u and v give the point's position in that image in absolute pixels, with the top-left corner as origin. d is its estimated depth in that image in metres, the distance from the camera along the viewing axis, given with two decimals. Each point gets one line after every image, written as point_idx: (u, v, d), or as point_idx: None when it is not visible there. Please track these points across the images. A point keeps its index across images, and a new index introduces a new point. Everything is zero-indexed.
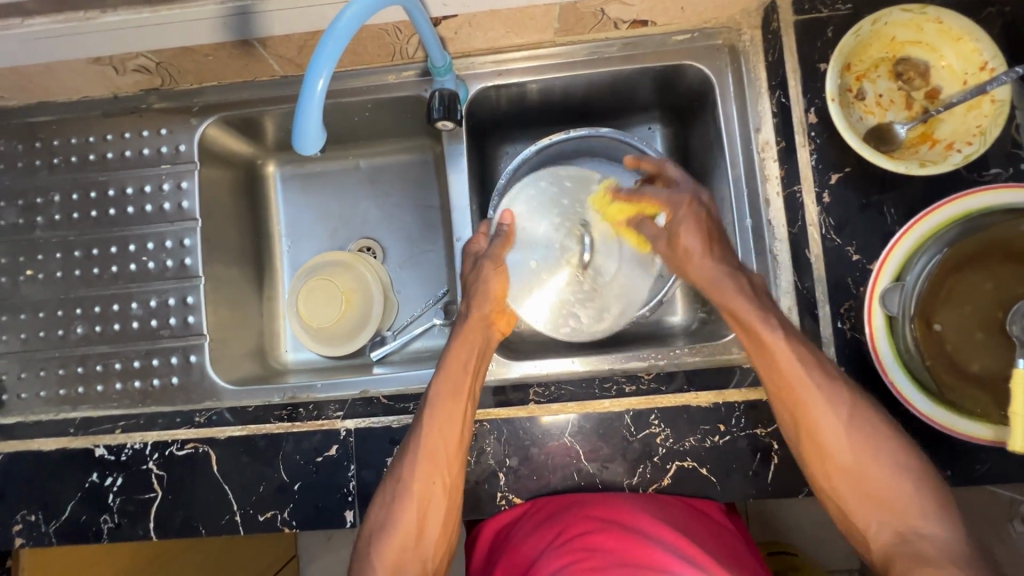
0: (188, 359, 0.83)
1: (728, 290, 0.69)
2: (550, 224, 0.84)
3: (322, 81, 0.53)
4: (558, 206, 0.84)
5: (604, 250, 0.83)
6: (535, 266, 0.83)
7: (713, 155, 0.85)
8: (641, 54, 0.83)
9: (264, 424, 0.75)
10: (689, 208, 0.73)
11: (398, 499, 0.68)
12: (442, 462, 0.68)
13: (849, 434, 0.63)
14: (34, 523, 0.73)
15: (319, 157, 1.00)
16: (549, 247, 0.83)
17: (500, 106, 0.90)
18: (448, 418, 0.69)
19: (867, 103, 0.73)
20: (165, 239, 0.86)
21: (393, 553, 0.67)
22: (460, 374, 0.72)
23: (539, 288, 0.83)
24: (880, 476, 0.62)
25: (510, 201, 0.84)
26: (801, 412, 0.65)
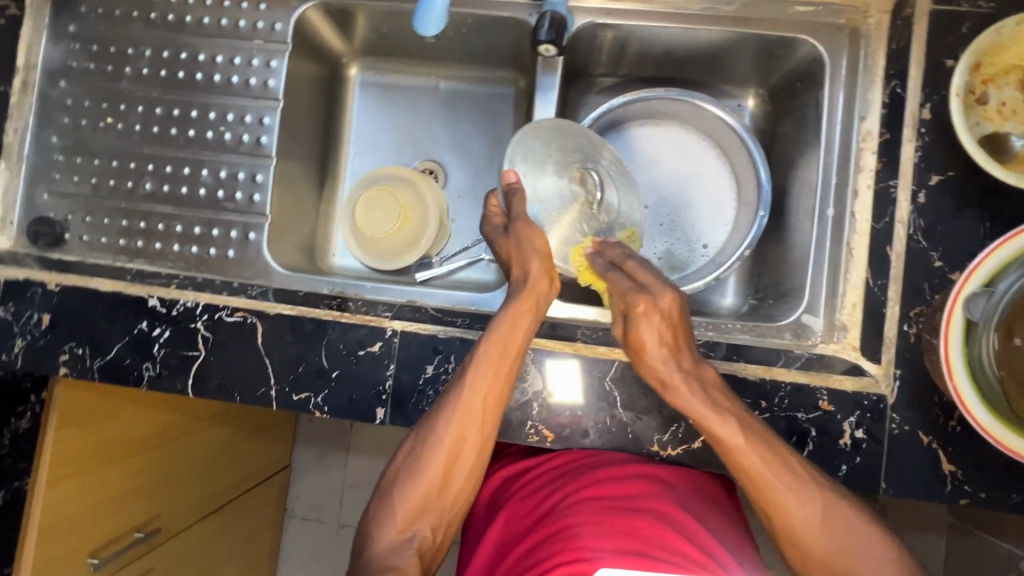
0: (247, 236, 0.83)
1: (687, 398, 0.64)
2: (555, 174, 0.79)
3: None
4: (551, 156, 0.79)
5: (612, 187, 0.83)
6: (556, 214, 0.78)
7: (807, 138, 0.83)
8: (757, 19, 0.81)
9: (313, 308, 0.75)
10: (645, 306, 0.63)
11: (427, 447, 0.68)
12: (479, 418, 0.68)
13: (821, 524, 0.62)
14: (79, 357, 0.75)
15: (402, 69, 1.02)
16: (563, 195, 0.79)
17: (599, 46, 0.88)
18: (492, 383, 0.67)
19: (988, 108, 0.70)
20: (245, 113, 0.84)
21: (416, 496, 0.68)
22: (507, 336, 0.67)
23: (557, 224, 0.78)
24: (811, 533, 0.62)
25: (511, 158, 0.76)
26: (769, 504, 0.63)
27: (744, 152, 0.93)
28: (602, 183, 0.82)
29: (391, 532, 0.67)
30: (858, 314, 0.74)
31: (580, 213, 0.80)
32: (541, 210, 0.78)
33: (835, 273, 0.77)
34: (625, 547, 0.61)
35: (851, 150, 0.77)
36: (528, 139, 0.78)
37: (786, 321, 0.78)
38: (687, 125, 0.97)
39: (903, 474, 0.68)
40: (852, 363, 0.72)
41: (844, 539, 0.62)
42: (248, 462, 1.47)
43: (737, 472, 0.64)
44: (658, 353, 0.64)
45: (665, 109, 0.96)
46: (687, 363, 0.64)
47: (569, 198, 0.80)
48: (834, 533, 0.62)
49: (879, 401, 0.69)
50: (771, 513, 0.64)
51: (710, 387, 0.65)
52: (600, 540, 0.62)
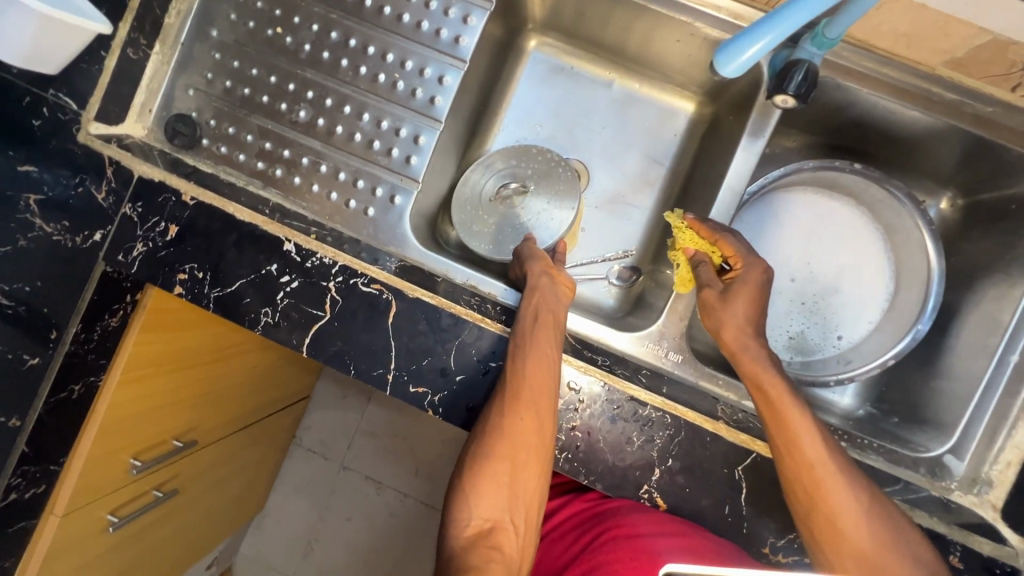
0: (392, 198, 0.77)
1: (755, 365, 0.66)
2: (527, 209, 0.85)
3: (753, 49, 0.57)
4: (473, 208, 0.86)
5: (510, 171, 0.86)
6: (548, 215, 0.84)
7: (1010, 271, 0.76)
8: (1010, 130, 0.73)
9: (454, 303, 0.70)
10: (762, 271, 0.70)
11: (483, 443, 0.63)
12: (527, 399, 0.63)
13: (865, 524, 0.60)
14: (198, 281, 0.70)
15: (583, 56, 0.94)
16: (533, 215, 0.85)
17: (817, 103, 0.80)
18: (538, 360, 0.64)
19: None
20: (425, 66, 0.76)
21: (482, 488, 0.62)
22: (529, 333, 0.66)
23: (564, 219, 0.83)
24: (850, 518, 0.60)
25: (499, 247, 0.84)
26: (819, 498, 0.61)
27: (922, 262, 0.84)
28: (523, 176, 0.85)
29: (464, 537, 0.61)
30: (1010, 475, 0.70)
31: (545, 198, 0.84)
32: (551, 218, 0.83)
33: (997, 425, 0.72)
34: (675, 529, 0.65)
35: None
36: (461, 220, 0.86)
37: (925, 455, 0.74)
38: (863, 210, 0.90)
39: None
40: (990, 522, 0.68)
41: (890, 545, 0.59)
42: (280, 390, 1.45)
43: (792, 460, 0.62)
44: (738, 318, 0.68)
45: (851, 187, 0.89)
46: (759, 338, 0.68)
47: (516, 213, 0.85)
48: (873, 520, 0.60)
49: (1011, 573, 0.66)
50: (820, 506, 0.61)
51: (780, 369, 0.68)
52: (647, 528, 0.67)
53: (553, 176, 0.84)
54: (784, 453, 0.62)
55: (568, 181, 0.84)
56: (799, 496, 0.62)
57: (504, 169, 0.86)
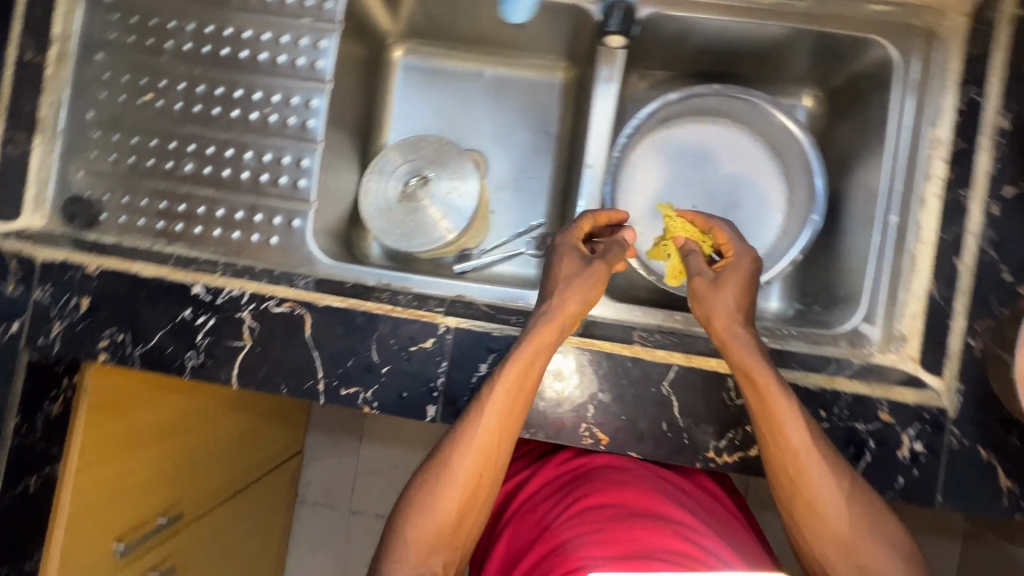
0: (291, 223, 0.80)
1: (749, 355, 0.64)
2: (434, 196, 0.94)
3: None
4: (387, 209, 0.94)
5: (408, 167, 0.95)
6: (455, 195, 0.94)
7: (872, 142, 0.81)
8: (828, 17, 0.79)
9: (364, 301, 0.73)
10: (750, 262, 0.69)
11: (441, 483, 0.64)
12: (490, 445, 0.65)
13: (848, 515, 0.61)
14: (119, 343, 0.72)
15: (448, 54, 0.99)
16: (441, 200, 0.94)
17: (660, 38, 0.85)
18: (509, 410, 0.65)
19: None
20: (291, 95, 0.81)
21: (426, 531, 0.64)
22: (527, 373, 0.65)
23: (470, 193, 0.93)
24: (831, 507, 0.62)
25: (422, 238, 0.93)
26: (805, 491, 0.62)
27: (800, 156, 0.90)
28: (421, 169, 0.95)
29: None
30: (918, 325, 0.73)
31: (446, 181, 0.94)
32: (460, 198, 0.93)
33: (896, 283, 0.75)
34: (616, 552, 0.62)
35: (919, 158, 0.74)
36: (380, 225, 0.94)
37: (842, 329, 0.77)
38: (740, 125, 0.95)
39: (959, 489, 0.68)
40: (912, 374, 0.71)
41: (868, 534, 0.61)
42: (270, 448, 1.45)
43: (777, 445, 0.63)
44: (730, 308, 0.67)
45: (719, 107, 0.93)
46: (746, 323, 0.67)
47: (425, 203, 0.94)
48: (852, 509, 0.62)
49: (940, 414, 0.68)
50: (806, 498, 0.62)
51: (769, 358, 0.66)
52: (592, 547, 0.64)
53: (445, 158, 0.94)
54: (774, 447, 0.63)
55: (457, 153, 0.95)
56: (785, 483, 0.63)
57: (403, 166, 0.94)
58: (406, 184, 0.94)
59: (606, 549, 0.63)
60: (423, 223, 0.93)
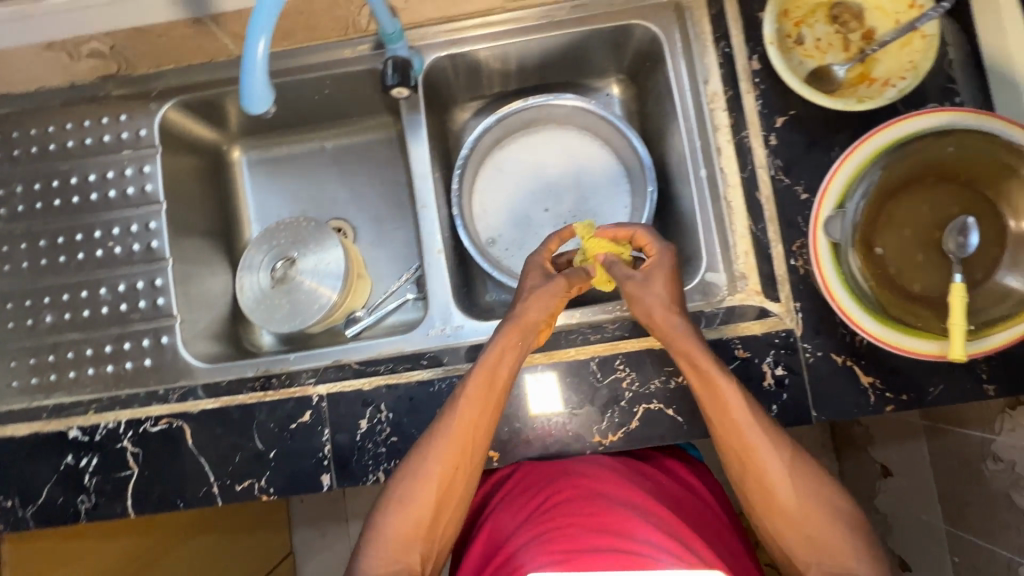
0: (160, 341, 0.83)
1: (688, 338, 0.67)
2: (305, 272, 0.97)
3: (262, 46, 0.55)
4: (265, 300, 0.97)
5: (271, 255, 0.98)
6: (322, 265, 0.97)
7: (668, 111, 0.87)
8: (591, 17, 0.86)
9: (237, 395, 0.76)
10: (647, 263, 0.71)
11: (415, 480, 0.66)
12: (461, 441, 0.67)
13: (792, 484, 0.65)
14: (10, 508, 0.73)
15: (285, 141, 1.04)
16: (311, 274, 0.97)
17: (459, 75, 0.92)
18: (482, 409, 0.67)
19: (806, 47, 0.75)
20: (130, 223, 0.85)
21: (403, 529, 0.65)
22: (499, 362, 0.68)
23: (335, 258, 0.97)
24: (776, 477, 0.65)
25: (306, 316, 0.95)
26: (750, 465, 0.66)
27: (622, 138, 0.97)
28: (284, 252, 0.98)
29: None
30: (752, 261, 0.77)
31: (310, 254, 0.97)
32: (328, 265, 0.96)
33: (722, 228, 0.80)
34: (562, 551, 0.62)
35: (704, 113, 0.81)
36: (263, 317, 0.96)
37: (693, 283, 0.80)
38: (565, 126, 1.01)
39: (828, 399, 0.72)
40: (759, 307, 0.75)
41: (811, 499, 0.65)
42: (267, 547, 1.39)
43: (719, 423, 0.66)
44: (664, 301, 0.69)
45: (539, 117, 1.00)
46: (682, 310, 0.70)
47: (298, 281, 0.97)
48: (799, 487, 0.65)
49: (789, 335, 0.73)
50: (750, 473, 0.66)
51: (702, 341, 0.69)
52: (538, 551, 0.63)
53: (303, 237, 0.98)
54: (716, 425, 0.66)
55: (312, 225, 0.99)
56: (734, 463, 0.67)
57: (265, 255, 0.98)
58: (274, 270, 0.97)
59: (547, 552, 0.63)
60: (303, 301, 0.96)
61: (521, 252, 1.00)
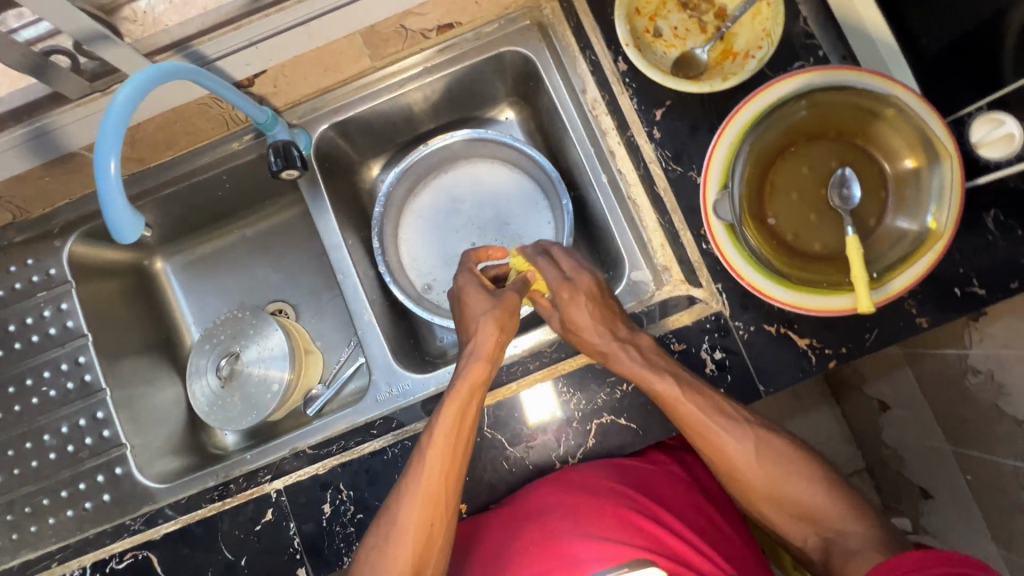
0: (114, 473, 0.82)
1: (625, 360, 0.69)
2: (251, 362, 0.96)
3: (113, 165, 0.54)
4: (219, 401, 0.96)
5: (212, 356, 0.98)
6: (266, 352, 0.96)
7: (559, 124, 0.88)
8: (462, 54, 0.87)
9: (196, 511, 0.75)
10: (569, 291, 0.72)
11: (391, 541, 0.65)
12: (433, 491, 0.66)
13: (758, 462, 0.70)
14: None
15: (205, 240, 1.04)
16: (257, 363, 0.96)
17: (352, 139, 0.93)
18: (448, 455, 0.67)
19: (665, 39, 0.76)
20: (60, 362, 0.86)
21: None
22: (462, 404, 0.68)
23: (276, 341, 0.96)
24: (743, 460, 0.69)
25: (264, 405, 0.94)
26: (719, 456, 0.70)
27: (530, 159, 0.97)
28: (224, 349, 0.98)
29: None
30: (670, 252, 0.77)
31: (250, 344, 0.97)
32: (272, 350, 0.96)
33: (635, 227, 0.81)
34: None
35: (590, 121, 0.82)
36: (222, 418, 0.95)
37: (620, 288, 0.80)
38: (473, 159, 1.02)
39: (773, 370, 0.72)
40: (687, 296, 0.75)
41: (778, 469, 0.70)
42: None
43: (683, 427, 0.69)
44: (591, 327, 0.71)
45: (444, 157, 1.00)
46: (619, 329, 0.71)
47: (245, 374, 0.96)
48: (764, 459, 0.70)
49: (719, 318, 0.73)
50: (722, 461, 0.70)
51: (646, 351, 0.70)
52: None
53: (244, 330, 0.97)
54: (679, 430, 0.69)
55: (247, 315, 0.98)
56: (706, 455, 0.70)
57: (207, 358, 0.97)
58: (219, 370, 0.97)
59: None
60: (256, 392, 0.95)
61: None
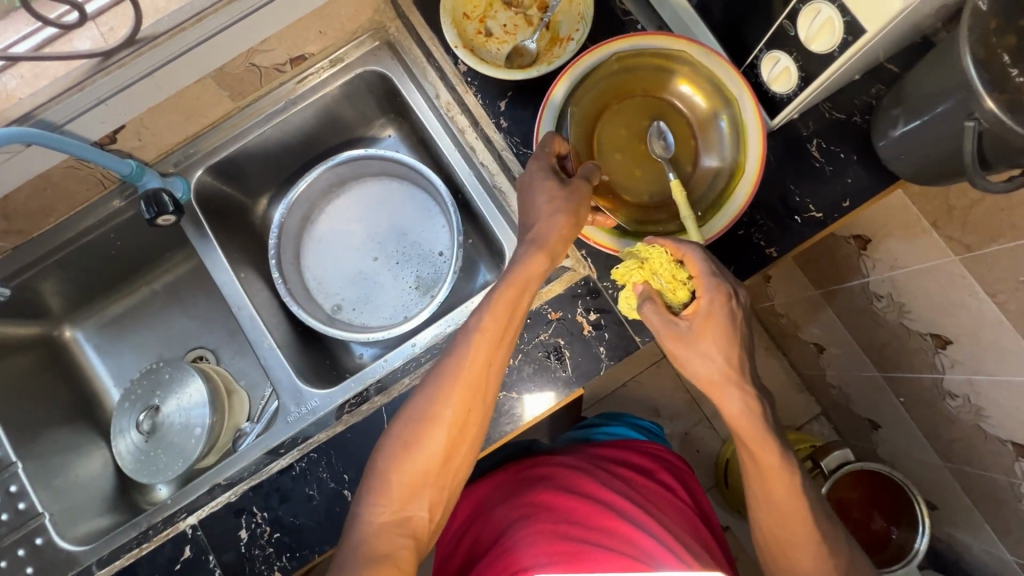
0: (34, 544, 0.84)
1: (719, 380, 0.62)
2: (170, 411, 0.97)
3: None
4: (144, 456, 0.96)
5: (131, 412, 0.98)
6: (183, 399, 0.96)
7: (426, 132, 0.94)
8: (320, 83, 0.92)
9: (116, 562, 0.76)
10: (732, 306, 0.62)
11: (423, 421, 0.64)
12: (465, 388, 0.64)
13: (809, 539, 0.64)
14: None
15: (113, 301, 1.05)
16: (176, 411, 0.96)
17: (232, 179, 0.95)
18: (484, 361, 0.65)
19: (496, 37, 0.82)
20: None
21: (411, 478, 0.63)
22: (514, 298, 0.66)
23: (191, 388, 0.97)
24: (800, 520, 0.64)
25: (189, 450, 0.94)
26: (775, 507, 0.64)
27: (410, 169, 1.00)
28: (144, 404, 0.98)
29: (377, 522, 0.61)
30: None
31: (167, 394, 0.97)
32: (190, 396, 0.96)
33: (505, 212, 0.86)
34: (561, 552, 0.69)
35: (448, 123, 0.89)
36: (150, 472, 0.95)
37: None
38: (361, 179, 1.05)
39: (645, 321, 0.76)
40: (557, 268, 0.79)
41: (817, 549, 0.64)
42: None
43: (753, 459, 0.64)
44: (708, 350, 0.62)
45: (333, 181, 1.03)
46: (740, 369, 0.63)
47: (167, 425, 0.96)
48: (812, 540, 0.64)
49: (588, 282, 0.77)
50: (775, 503, 0.64)
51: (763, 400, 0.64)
52: (534, 551, 0.71)
53: (161, 381, 0.98)
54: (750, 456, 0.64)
55: (161, 366, 0.99)
56: (760, 497, 0.65)
57: (127, 416, 0.98)
58: (141, 424, 0.97)
59: (544, 550, 0.70)
60: (181, 439, 0.95)
61: (369, 306, 1.02)
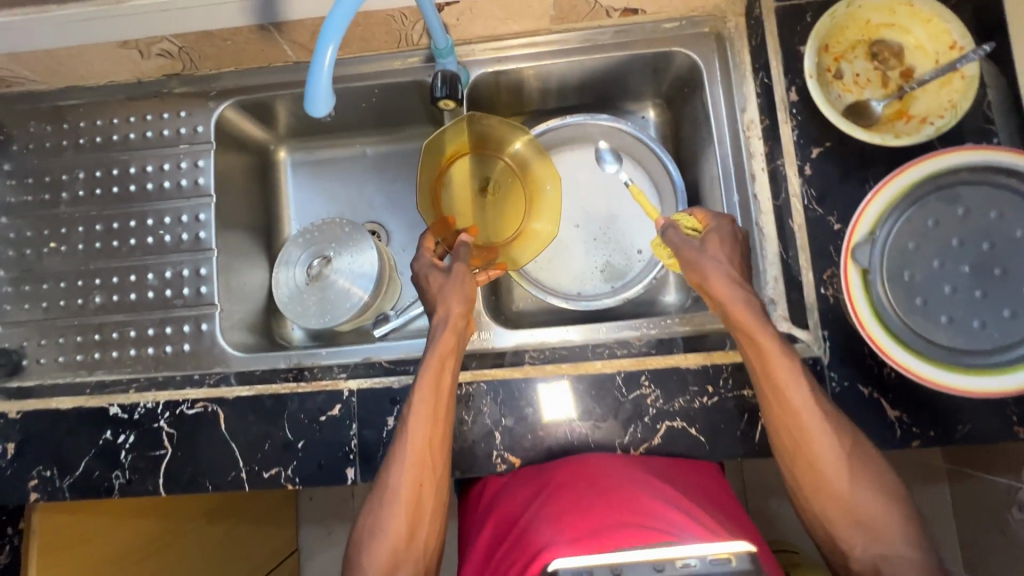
0: (199, 327, 0.87)
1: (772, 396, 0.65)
2: (338, 268, 0.97)
3: (331, 49, 0.57)
4: (298, 295, 0.97)
5: (304, 250, 0.99)
6: (355, 264, 0.97)
7: (702, 136, 0.90)
8: (633, 41, 0.88)
9: (270, 384, 0.78)
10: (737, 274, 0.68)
11: (391, 501, 0.67)
12: (416, 458, 0.67)
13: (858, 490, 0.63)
14: (49, 479, 0.77)
15: (328, 144, 1.06)
16: (344, 271, 0.98)
17: (500, 91, 0.94)
18: (428, 430, 0.68)
19: (844, 82, 0.77)
20: (181, 214, 0.91)
21: (385, 552, 0.66)
22: (438, 379, 0.69)
23: (367, 259, 0.97)
24: (834, 469, 0.63)
25: (339, 314, 0.95)
26: (816, 470, 0.64)
27: (656, 160, 0.94)
28: (318, 248, 0.99)
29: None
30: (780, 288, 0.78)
31: (342, 252, 0.98)
32: (361, 264, 0.97)
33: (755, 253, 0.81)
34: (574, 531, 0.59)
35: (740, 140, 0.83)
36: (299, 313, 0.96)
37: None
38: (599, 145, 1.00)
39: None
40: (786, 333, 0.75)
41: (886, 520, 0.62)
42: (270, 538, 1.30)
43: (784, 420, 0.65)
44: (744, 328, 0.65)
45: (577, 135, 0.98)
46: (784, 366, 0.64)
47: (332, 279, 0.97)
48: (869, 493, 0.63)
49: (816, 363, 0.73)
50: (819, 475, 0.64)
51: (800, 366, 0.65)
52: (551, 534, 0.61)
53: (339, 236, 0.99)
54: (777, 425, 0.65)
55: (347, 223, 0.99)
56: (800, 467, 0.65)
57: (303, 252, 0.99)
58: (310, 265, 0.98)
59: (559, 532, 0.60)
60: (337, 299, 0.96)
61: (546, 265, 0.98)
